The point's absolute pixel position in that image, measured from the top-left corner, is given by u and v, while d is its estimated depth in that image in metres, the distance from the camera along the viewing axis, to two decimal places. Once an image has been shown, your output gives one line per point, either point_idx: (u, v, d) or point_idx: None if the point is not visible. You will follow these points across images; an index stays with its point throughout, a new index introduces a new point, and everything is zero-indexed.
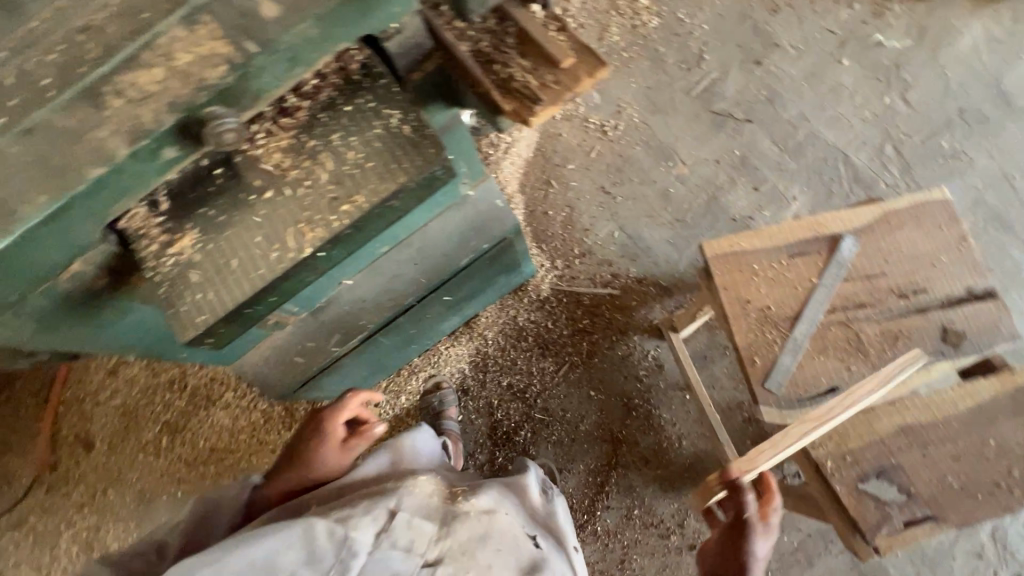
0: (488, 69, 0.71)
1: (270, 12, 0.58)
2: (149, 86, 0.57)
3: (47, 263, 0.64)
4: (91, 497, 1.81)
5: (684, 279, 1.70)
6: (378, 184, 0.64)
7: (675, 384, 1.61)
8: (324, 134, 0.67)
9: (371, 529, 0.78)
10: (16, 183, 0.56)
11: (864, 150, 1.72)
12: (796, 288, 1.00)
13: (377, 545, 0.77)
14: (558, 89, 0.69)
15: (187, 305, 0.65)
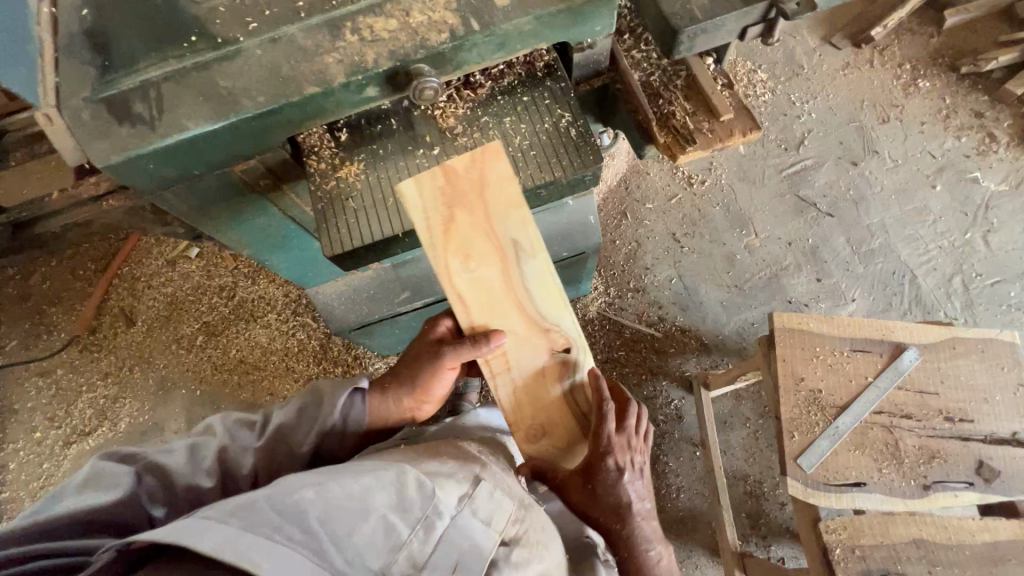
0: (651, 102, 0.78)
1: (501, 2, 0.66)
2: (382, 32, 0.65)
3: (237, 152, 0.71)
4: (116, 370, 1.90)
5: (725, 343, 1.74)
6: (536, 171, 0.72)
7: (689, 438, 1.65)
8: (498, 113, 0.75)
9: (455, 493, 0.65)
10: (249, 80, 0.65)
11: (933, 275, 1.75)
12: (851, 380, 1.04)
13: (465, 515, 0.64)
14: (711, 137, 0.75)
15: (342, 226, 0.73)
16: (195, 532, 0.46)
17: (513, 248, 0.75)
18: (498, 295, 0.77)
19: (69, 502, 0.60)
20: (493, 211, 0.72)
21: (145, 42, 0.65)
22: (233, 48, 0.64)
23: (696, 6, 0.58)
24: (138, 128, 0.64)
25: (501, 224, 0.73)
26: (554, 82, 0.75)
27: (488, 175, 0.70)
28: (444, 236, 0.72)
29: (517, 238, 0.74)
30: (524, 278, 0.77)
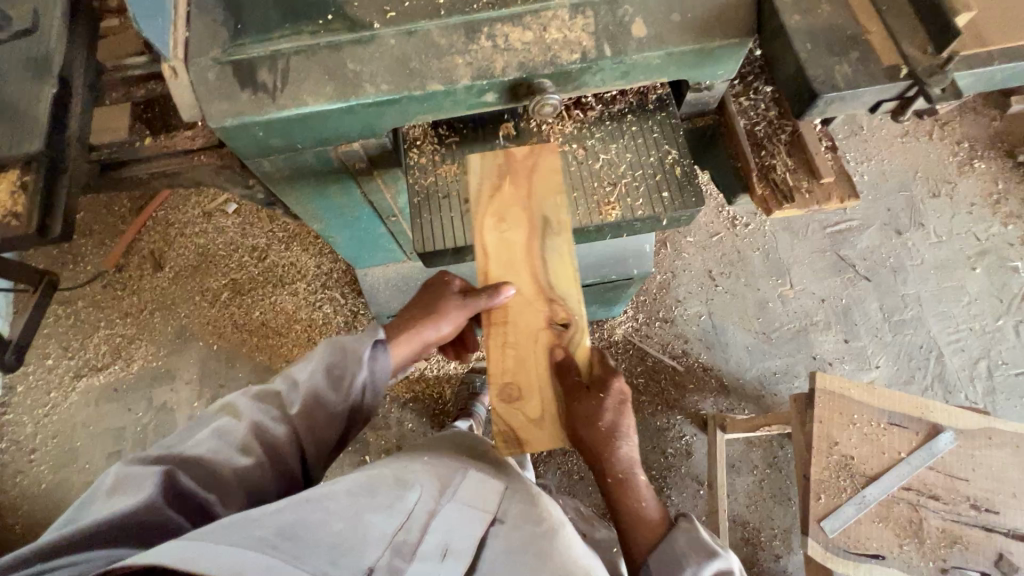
0: (754, 152, 0.78)
1: (637, 31, 0.65)
2: (516, 42, 0.65)
3: (343, 133, 0.71)
4: (137, 312, 1.90)
5: (745, 387, 1.74)
6: (636, 201, 0.72)
7: (695, 475, 1.66)
8: (605, 137, 0.75)
9: (440, 487, 0.64)
10: (378, 67, 0.65)
11: (959, 356, 1.75)
12: (885, 453, 1.04)
13: (446, 506, 0.61)
14: (808, 198, 0.76)
15: (433, 226, 0.74)
16: (183, 547, 0.43)
17: (541, 227, 0.73)
18: (518, 260, 0.75)
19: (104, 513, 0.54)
20: (534, 192, 0.73)
21: (281, 13, 0.65)
22: (367, 33, 0.64)
23: (839, 73, 0.59)
24: (259, 96, 0.65)
25: (542, 200, 0.73)
26: (662, 115, 0.76)
27: (538, 166, 0.72)
28: (487, 197, 0.73)
29: (548, 217, 0.73)
30: (546, 252, 0.74)
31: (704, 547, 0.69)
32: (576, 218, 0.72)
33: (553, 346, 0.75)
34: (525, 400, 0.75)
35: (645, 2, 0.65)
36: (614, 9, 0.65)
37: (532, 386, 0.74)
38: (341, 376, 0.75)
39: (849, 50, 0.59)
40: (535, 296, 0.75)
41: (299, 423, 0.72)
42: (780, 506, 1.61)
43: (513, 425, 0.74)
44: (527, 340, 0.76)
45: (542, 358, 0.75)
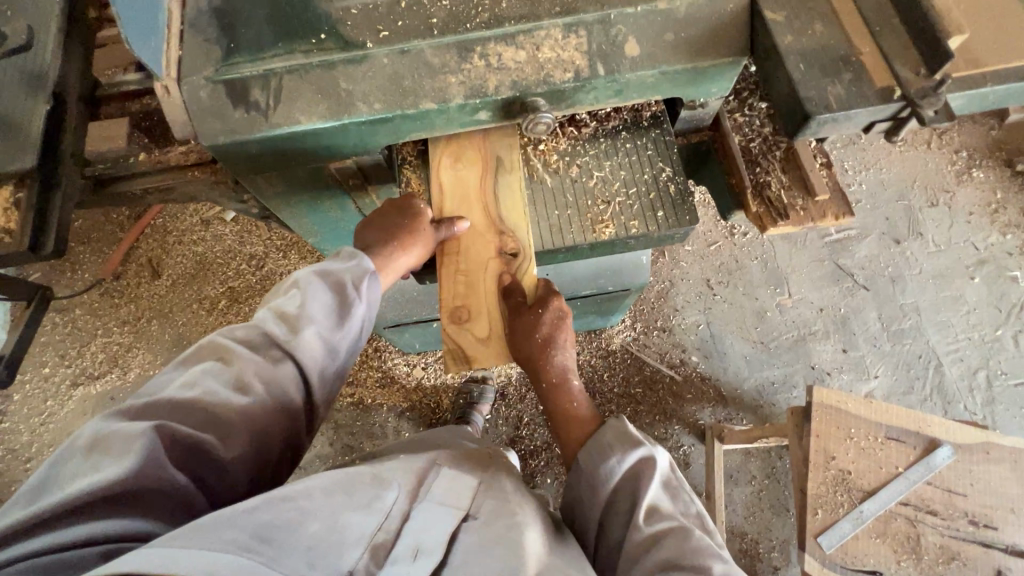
0: (748, 169, 0.78)
1: (630, 51, 0.65)
2: (509, 61, 0.65)
3: (336, 150, 0.71)
4: (134, 320, 1.90)
5: (743, 398, 1.73)
6: (630, 219, 0.71)
7: (693, 486, 1.65)
8: (599, 155, 0.75)
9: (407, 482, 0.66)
10: (370, 86, 0.65)
11: (958, 366, 1.75)
12: (882, 468, 1.04)
13: (415, 505, 0.63)
14: (803, 215, 0.76)
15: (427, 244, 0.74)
16: (170, 554, 0.42)
17: (494, 165, 0.73)
18: (471, 194, 0.72)
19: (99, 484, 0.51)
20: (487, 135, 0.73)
21: (274, 33, 0.65)
22: (360, 52, 0.64)
23: (832, 94, 0.58)
24: (251, 114, 0.65)
25: (494, 141, 0.73)
26: (657, 132, 0.76)
27: None
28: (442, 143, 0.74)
29: (501, 156, 0.73)
30: (497, 187, 0.72)
31: (630, 438, 0.76)
32: (569, 235, 0.72)
33: (503, 271, 0.71)
34: (473, 322, 0.71)
35: (639, 21, 0.64)
36: (607, 28, 0.64)
37: (482, 307, 0.71)
38: (340, 309, 0.72)
39: (842, 71, 0.59)
40: (487, 226, 0.72)
41: (298, 356, 0.67)
42: (778, 517, 1.60)
43: (461, 345, 0.70)
44: (476, 265, 0.72)
45: (490, 282, 0.72)
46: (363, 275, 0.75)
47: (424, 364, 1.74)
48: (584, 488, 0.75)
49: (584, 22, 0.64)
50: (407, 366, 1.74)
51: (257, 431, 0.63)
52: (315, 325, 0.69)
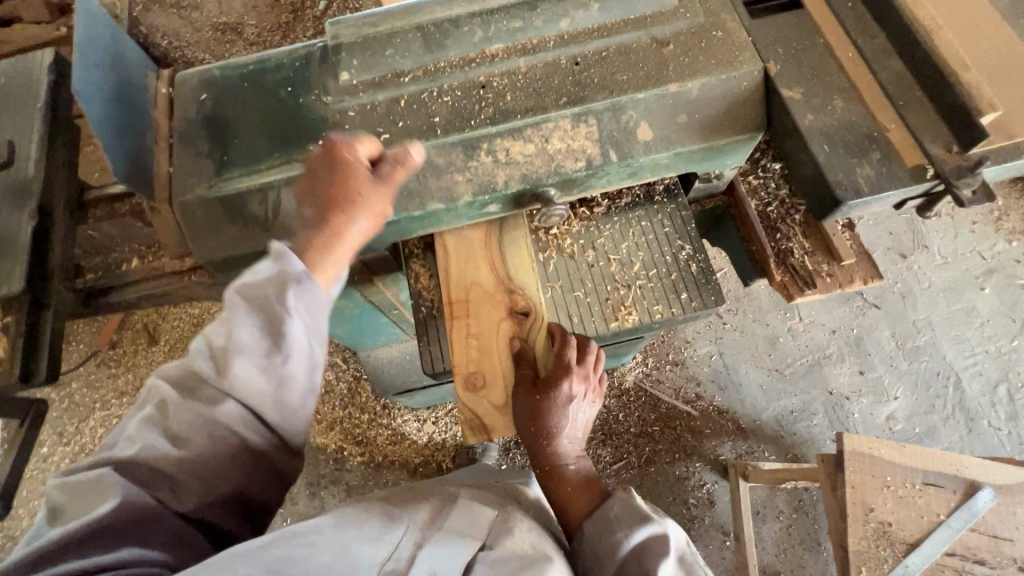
0: (768, 235, 0.75)
1: (643, 135, 0.62)
2: (517, 155, 0.62)
3: None
4: (133, 390, 1.85)
5: (763, 429, 1.69)
6: (653, 303, 0.68)
7: (720, 525, 1.60)
8: (614, 233, 0.72)
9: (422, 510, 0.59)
10: None
11: (978, 380, 1.72)
12: (923, 517, 1.00)
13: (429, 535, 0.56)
14: (830, 281, 0.73)
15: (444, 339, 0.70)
16: None
17: (499, 222, 0.70)
18: (476, 255, 0.69)
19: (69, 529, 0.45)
20: None
21: (269, 142, 0.62)
22: None
23: (861, 176, 0.56)
24: (250, 229, 0.61)
25: None
26: (670, 205, 0.72)
27: None
28: None
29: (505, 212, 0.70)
30: (506, 254, 0.69)
31: (639, 512, 0.69)
32: (591, 324, 0.69)
33: (515, 332, 0.65)
34: (487, 390, 0.65)
35: (650, 104, 0.61)
36: (617, 114, 0.62)
37: (497, 371, 0.65)
38: (274, 326, 0.51)
39: (870, 150, 0.57)
40: (497, 286, 0.67)
41: (239, 395, 0.50)
42: (811, 553, 1.55)
43: (478, 413, 0.65)
44: (488, 327, 0.66)
45: (504, 345, 0.66)
46: (288, 284, 0.51)
47: (435, 418, 1.69)
48: (590, 562, 0.67)
49: (593, 110, 0.61)
50: (418, 421, 1.69)
51: (220, 479, 0.51)
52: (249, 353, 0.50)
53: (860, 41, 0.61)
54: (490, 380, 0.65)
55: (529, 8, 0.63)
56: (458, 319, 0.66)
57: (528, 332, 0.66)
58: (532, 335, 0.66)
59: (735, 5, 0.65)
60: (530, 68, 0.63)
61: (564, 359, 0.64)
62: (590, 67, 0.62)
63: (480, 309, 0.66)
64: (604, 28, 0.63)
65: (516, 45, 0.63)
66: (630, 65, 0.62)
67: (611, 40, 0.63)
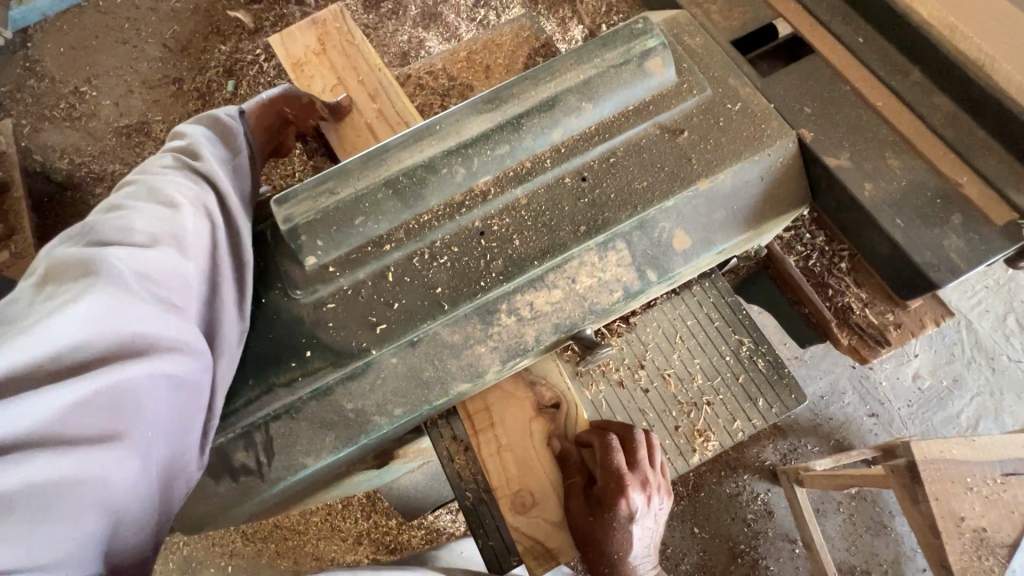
0: (820, 294, 0.67)
1: (681, 244, 0.52)
2: (544, 307, 0.51)
3: (354, 457, 0.55)
4: None
5: (800, 422, 1.63)
6: (730, 421, 0.60)
7: (785, 535, 1.49)
8: (662, 344, 0.62)
9: None
10: (384, 395, 0.49)
11: None
12: (1014, 512, 0.95)
13: None
14: (903, 332, 0.64)
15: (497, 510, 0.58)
16: None
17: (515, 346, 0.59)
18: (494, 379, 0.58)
19: (71, 332, 0.35)
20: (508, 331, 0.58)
21: (239, 363, 0.50)
22: (361, 361, 0.49)
23: (952, 250, 0.47)
24: (244, 482, 0.49)
25: None
26: (714, 291, 0.62)
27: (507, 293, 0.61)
28: None
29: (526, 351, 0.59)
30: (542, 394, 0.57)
31: None
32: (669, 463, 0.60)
33: (551, 430, 0.55)
34: (540, 507, 0.54)
35: (681, 209, 0.52)
36: (647, 231, 0.52)
37: (544, 483, 0.54)
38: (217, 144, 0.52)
39: (948, 215, 0.48)
40: (517, 390, 0.57)
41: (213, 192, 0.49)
42: (880, 537, 1.51)
43: (538, 541, 0.53)
44: (519, 435, 0.56)
45: (542, 449, 0.55)
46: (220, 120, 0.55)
47: None
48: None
49: (620, 233, 0.51)
50: None
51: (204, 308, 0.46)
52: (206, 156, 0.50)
53: (893, 81, 0.53)
54: (539, 495, 0.54)
55: (513, 127, 0.52)
56: (485, 444, 0.55)
57: (563, 426, 0.56)
58: (569, 427, 0.56)
59: (737, 65, 0.56)
60: (531, 196, 0.52)
61: (614, 460, 0.51)
62: (602, 181, 0.52)
63: (507, 423, 0.56)
64: (603, 128, 0.53)
65: (507, 172, 0.52)
66: (647, 168, 0.52)
67: (616, 140, 0.53)
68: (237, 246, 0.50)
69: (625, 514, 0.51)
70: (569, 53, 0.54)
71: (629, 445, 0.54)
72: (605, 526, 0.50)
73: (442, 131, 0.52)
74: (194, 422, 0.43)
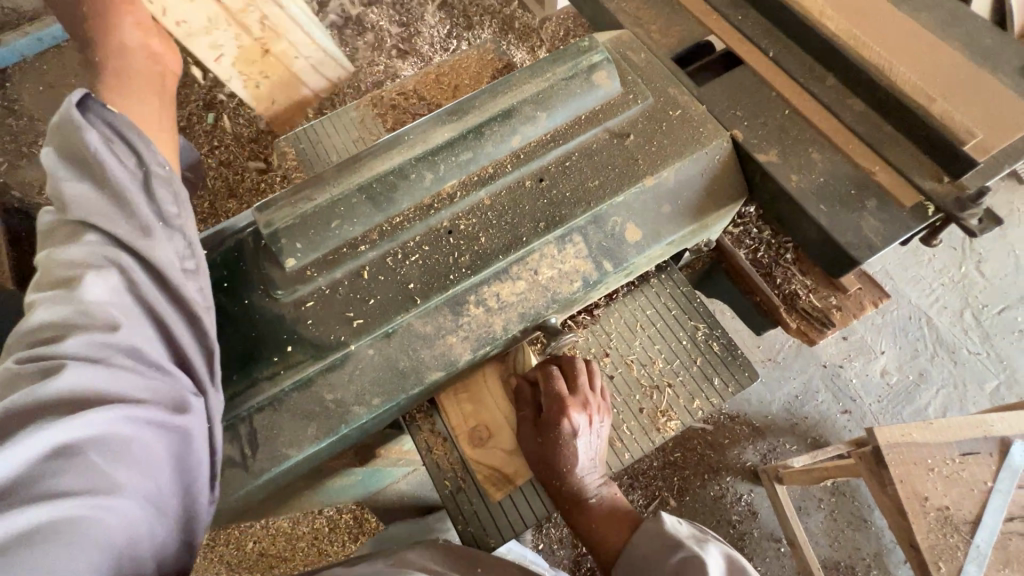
0: (769, 282, 0.72)
1: (633, 236, 0.57)
2: (509, 297, 0.55)
3: (334, 452, 0.57)
4: None
5: (777, 422, 1.68)
6: (691, 400, 0.63)
7: (770, 535, 1.55)
8: (625, 333, 0.66)
9: None
10: (362, 385, 0.53)
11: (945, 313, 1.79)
12: (974, 490, 1.00)
13: None
14: (843, 313, 0.70)
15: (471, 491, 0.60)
16: None
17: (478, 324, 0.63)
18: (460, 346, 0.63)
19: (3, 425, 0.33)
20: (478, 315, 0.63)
21: (223, 362, 0.53)
22: (339, 354, 0.52)
23: (869, 230, 0.53)
24: (229, 475, 0.51)
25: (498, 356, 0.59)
26: (672, 285, 0.67)
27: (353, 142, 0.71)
28: None
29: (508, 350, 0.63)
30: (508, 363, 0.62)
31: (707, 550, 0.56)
32: (636, 445, 0.64)
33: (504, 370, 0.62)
34: (495, 438, 0.60)
35: (631, 205, 0.57)
36: (601, 224, 0.56)
37: (500, 418, 0.61)
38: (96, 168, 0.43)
39: (865, 199, 0.54)
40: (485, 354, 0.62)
41: (129, 228, 0.43)
42: (860, 531, 1.55)
43: (495, 466, 0.59)
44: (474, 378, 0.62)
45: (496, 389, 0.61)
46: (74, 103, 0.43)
47: None
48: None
49: (576, 227, 0.56)
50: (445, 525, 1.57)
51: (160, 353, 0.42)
52: (87, 195, 0.42)
53: (811, 86, 0.59)
54: (495, 426, 0.60)
55: (475, 135, 0.57)
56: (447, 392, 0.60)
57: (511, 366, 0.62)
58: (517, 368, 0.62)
59: (676, 76, 0.62)
60: (493, 198, 0.57)
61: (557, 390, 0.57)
62: (558, 181, 0.57)
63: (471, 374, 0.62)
64: (556, 135, 0.58)
65: (471, 176, 0.57)
66: (598, 168, 0.57)
67: (569, 145, 0.58)
68: (173, 279, 0.44)
69: (570, 436, 0.57)
70: (524, 69, 0.60)
71: (571, 373, 0.60)
72: (556, 449, 0.57)
73: (411, 140, 0.57)
74: (176, 468, 0.40)
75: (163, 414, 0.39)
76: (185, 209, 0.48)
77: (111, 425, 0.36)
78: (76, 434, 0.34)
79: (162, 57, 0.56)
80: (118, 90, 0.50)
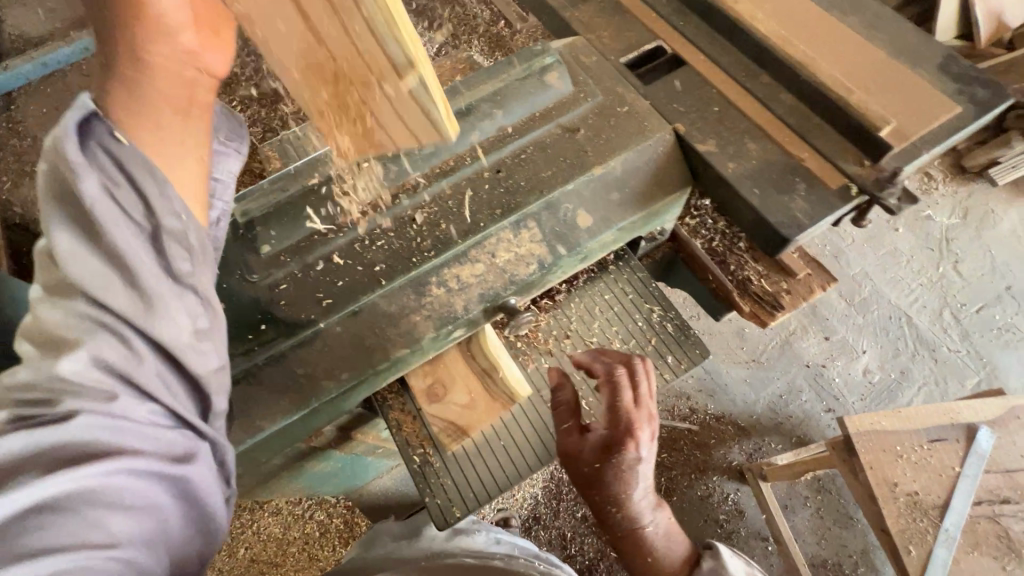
0: (724, 268, 0.76)
1: (584, 222, 0.62)
2: (469, 278, 0.60)
3: (307, 429, 0.61)
4: None
5: (762, 422, 1.71)
6: None
7: (758, 534, 1.58)
8: (585, 316, 0.71)
9: None
10: (331, 361, 0.57)
11: (924, 312, 1.83)
12: (942, 475, 1.02)
13: None
14: (793, 296, 0.74)
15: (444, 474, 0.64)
16: None
17: None
18: None
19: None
20: None
21: None
22: (309, 332, 0.56)
23: (798, 210, 0.58)
24: None
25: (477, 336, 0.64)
26: (627, 270, 0.72)
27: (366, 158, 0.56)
28: None
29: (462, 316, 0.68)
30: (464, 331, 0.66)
31: None
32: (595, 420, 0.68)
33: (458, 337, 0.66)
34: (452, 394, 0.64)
35: (581, 193, 0.61)
36: (554, 211, 0.61)
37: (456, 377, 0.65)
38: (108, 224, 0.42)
39: (795, 182, 0.59)
40: None
41: (131, 291, 0.43)
42: (847, 528, 1.56)
43: (449, 420, 0.63)
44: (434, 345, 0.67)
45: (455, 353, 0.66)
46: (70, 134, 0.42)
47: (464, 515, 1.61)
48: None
49: (530, 214, 0.61)
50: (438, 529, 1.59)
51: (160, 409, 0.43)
52: (93, 255, 0.42)
53: (746, 82, 0.64)
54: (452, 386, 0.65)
55: None
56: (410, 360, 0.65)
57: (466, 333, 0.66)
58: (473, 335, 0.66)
59: (624, 75, 0.68)
60: (454, 187, 0.61)
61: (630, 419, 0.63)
62: (513, 172, 0.62)
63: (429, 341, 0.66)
64: (512, 130, 0.63)
65: (434, 168, 0.62)
66: (551, 160, 0.62)
67: (524, 139, 0.63)
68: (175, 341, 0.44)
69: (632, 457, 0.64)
70: (482, 72, 0.66)
71: (631, 385, 0.63)
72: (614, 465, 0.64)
73: None
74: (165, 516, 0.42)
75: (160, 465, 0.42)
76: (200, 262, 0.47)
77: (101, 480, 0.38)
78: (65, 490, 0.37)
79: (200, 61, 0.51)
80: (152, 126, 0.48)
